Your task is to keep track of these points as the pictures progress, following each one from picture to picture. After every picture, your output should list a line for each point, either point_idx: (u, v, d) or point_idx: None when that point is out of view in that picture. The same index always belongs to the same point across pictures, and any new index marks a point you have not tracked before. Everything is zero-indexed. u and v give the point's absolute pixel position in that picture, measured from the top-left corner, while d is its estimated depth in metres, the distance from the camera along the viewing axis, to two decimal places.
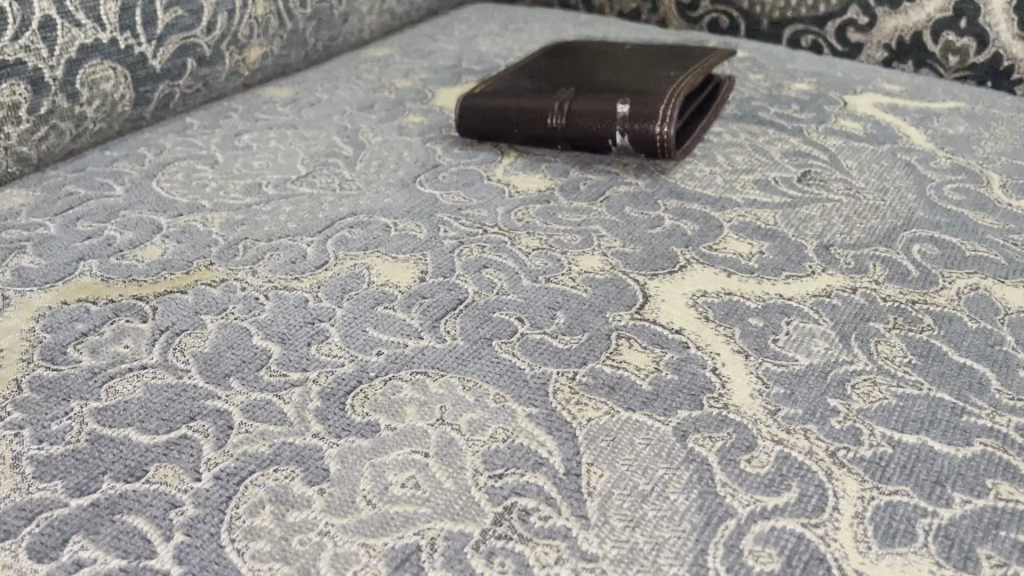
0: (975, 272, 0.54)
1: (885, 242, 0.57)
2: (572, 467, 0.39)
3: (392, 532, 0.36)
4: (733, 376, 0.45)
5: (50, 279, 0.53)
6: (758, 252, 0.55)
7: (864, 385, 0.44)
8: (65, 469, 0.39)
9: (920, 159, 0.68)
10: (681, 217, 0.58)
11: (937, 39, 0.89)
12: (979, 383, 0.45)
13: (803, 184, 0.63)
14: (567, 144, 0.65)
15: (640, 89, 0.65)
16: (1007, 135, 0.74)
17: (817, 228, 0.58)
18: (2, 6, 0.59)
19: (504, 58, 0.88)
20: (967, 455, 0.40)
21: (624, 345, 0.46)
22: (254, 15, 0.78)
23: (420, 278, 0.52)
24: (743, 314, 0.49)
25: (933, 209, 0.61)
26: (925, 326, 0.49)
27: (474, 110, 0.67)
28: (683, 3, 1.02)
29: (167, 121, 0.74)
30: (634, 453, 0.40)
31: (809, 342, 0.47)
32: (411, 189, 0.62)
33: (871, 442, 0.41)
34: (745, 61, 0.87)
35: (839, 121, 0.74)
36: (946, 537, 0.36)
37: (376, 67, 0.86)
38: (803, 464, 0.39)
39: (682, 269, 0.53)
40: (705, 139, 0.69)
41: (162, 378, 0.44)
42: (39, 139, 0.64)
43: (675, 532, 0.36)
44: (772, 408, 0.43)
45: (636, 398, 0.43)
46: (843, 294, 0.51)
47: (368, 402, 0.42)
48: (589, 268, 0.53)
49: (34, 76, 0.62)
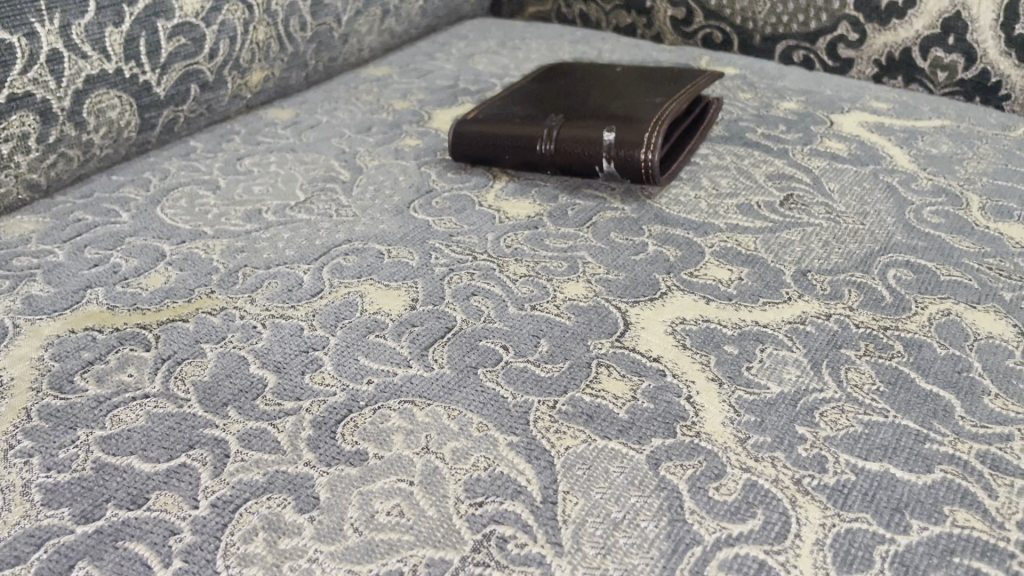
0: (947, 297, 0.56)
1: (861, 267, 0.59)
2: (548, 495, 0.41)
3: (376, 559, 0.38)
4: (706, 404, 0.47)
5: (58, 307, 0.55)
6: (737, 279, 0.57)
7: (832, 413, 0.46)
8: (72, 497, 0.41)
9: (901, 180, 0.70)
10: (664, 243, 0.60)
11: (925, 56, 0.91)
12: (944, 410, 0.47)
13: (785, 208, 0.65)
14: (556, 169, 0.67)
15: (627, 115, 0.67)
16: (990, 154, 0.76)
17: (796, 254, 0.60)
18: (11, 41, 0.61)
19: (500, 78, 0.90)
20: (927, 482, 0.42)
21: (603, 373, 0.49)
22: (256, 40, 0.80)
23: (411, 306, 0.54)
24: (719, 342, 0.51)
25: (911, 232, 0.63)
26: (895, 352, 0.51)
27: (467, 136, 0.69)
28: (677, 19, 1.04)
29: (172, 145, 0.76)
30: (608, 481, 0.42)
31: (782, 369, 0.49)
32: (405, 215, 0.64)
33: (836, 470, 0.43)
34: (736, 79, 0.88)
35: (824, 142, 0.75)
36: (902, 564, 0.38)
37: (375, 88, 0.88)
38: (769, 491, 0.41)
39: (663, 296, 0.55)
40: (692, 161, 0.71)
41: (164, 406, 0.47)
42: (48, 167, 0.67)
43: (643, 559, 0.38)
44: (742, 436, 0.45)
45: (613, 426, 0.45)
46: (817, 321, 0.53)
47: (358, 431, 0.45)
48: (573, 296, 0.55)
49: (42, 108, 0.65)
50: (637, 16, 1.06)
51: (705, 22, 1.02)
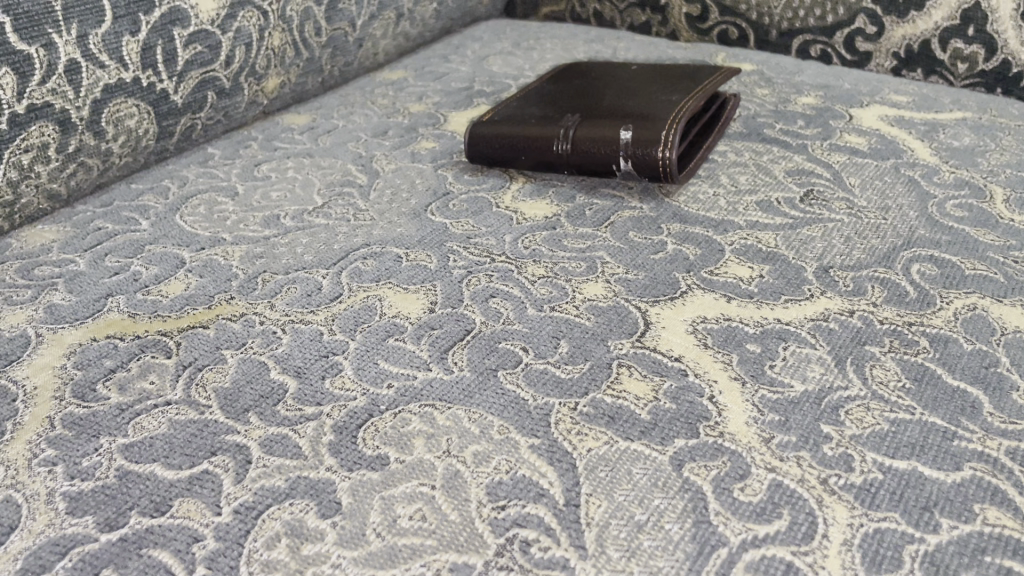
0: (973, 292, 0.55)
1: (884, 262, 0.58)
2: (571, 497, 0.41)
3: (399, 564, 0.38)
4: (729, 403, 0.46)
5: (80, 316, 0.55)
6: (758, 276, 0.56)
7: (857, 411, 0.46)
8: (95, 504, 0.42)
9: (923, 174, 0.69)
10: (683, 241, 0.60)
11: (945, 48, 0.90)
12: (972, 407, 0.46)
13: (805, 204, 0.64)
14: (573, 169, 0.67)
15: (644, 114, 0.66)
16: (1014, 145, 0.75)
17: (817, 250, 0.59)
18: (29, 52, 0.62)
19: (515, 79, 0.90)
20: (956, 480, 0.42)
21: (625, 374, 0.48)
22: (271, 46, 0.81)
23: (430, 309, 0.54)
24: (741, 341, 0.51)
25: (934, 226, 0.62)
26: (921, 348, 0.50)
27: (483, 138, 0.69)
28: (693, 15, 1.03)
29: (189, 153, 0.76)
30: (631, 483, 0.41)
31: (806, 368, 0.49)
32: (422, 219, 0.64)
33: (862, 469, 0.42)
34: (752, 75, 0.88)
35: (844, 136, 0.75)
36: (932, 564, 0.38)
37: (390, 92, 0.88)
38: (795, 491, 0.41)
39: (683, 295, 0.55)
40: (710, 159, 0.71)
41: (185, 413, 0.47)
42: (68, 177, 0.67)
43: (669, 562, 0.37)
44: (766, 436, 0.44)
45: (635, 427, 0.45)
46: (840, 318, 0.53)
47: (378, 435, 0.45)
48: (593, 296, 0.55)
49: (61, 118, 0.65)
50: (652, 14, 1.06)
51: (721, 18, 1.02)
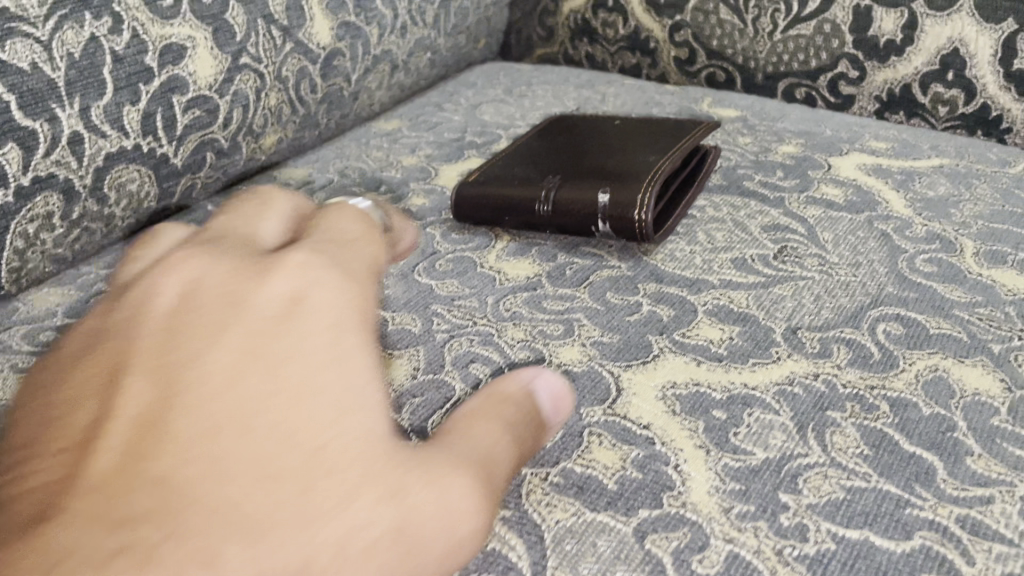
0: (936, 352, 0.57)
1: (851, 322, 0.60)
2: (537, 570, 0.43)
3: None
4: (693, 472, 0.48)
5: None
6: (728, 338, 0.59)
7: (815, 479, 0.48)
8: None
9: (896, 227, 0.71)
10: (658, 302, 0.62)
11: (926, 92, 0.92)
12: (926, 473, 0.48)
13: (779, 261, 0.67)
14: (554, 229, 0.69)
15: (622, 175, 0.69)
16: (988, 194, 0.77)
17: (787, 310, 0.61)
18: (34, 128, 0.64)
19: (505, 129, 0.93)
20: (906, 550, 0.44)
21: (595, 443, 0.51)
22: (268, 106, 0.83)
23: (412, 375, 0.57)
24: (708, 407, 0.53)
25: (903, 283, 0.64)
26: (881, 412, 0.52)
27: (468, 200, 0.72)
28: (682, 60, 1.06)
29: (190, 211, 0.80)
30: (595, 555, 0.44)
31: (769, 435, 0.51)
32: (409, 280, 0.67)
33: (816, 539, 0.44)
34: (736, 123, 0.90)
35: (821, 188, 0.77)
36: None
37: (385, 144, 0.91)
38: (750, 563, 0.43)
39: (655, 360, 0.57)
40: (690, 214, 0.73)
41: None
42: (73, 241, 0.71)
43: None
44: (726, 505, 0.46)
45: (602, 498, 0.47)
46: (805, 382, 0.55)
47: None
48: (569, 361, 0.57)
49: (66, 186, 0.67)
50: (642, 58, 1.09)
51: (709, 61, 1.04)
